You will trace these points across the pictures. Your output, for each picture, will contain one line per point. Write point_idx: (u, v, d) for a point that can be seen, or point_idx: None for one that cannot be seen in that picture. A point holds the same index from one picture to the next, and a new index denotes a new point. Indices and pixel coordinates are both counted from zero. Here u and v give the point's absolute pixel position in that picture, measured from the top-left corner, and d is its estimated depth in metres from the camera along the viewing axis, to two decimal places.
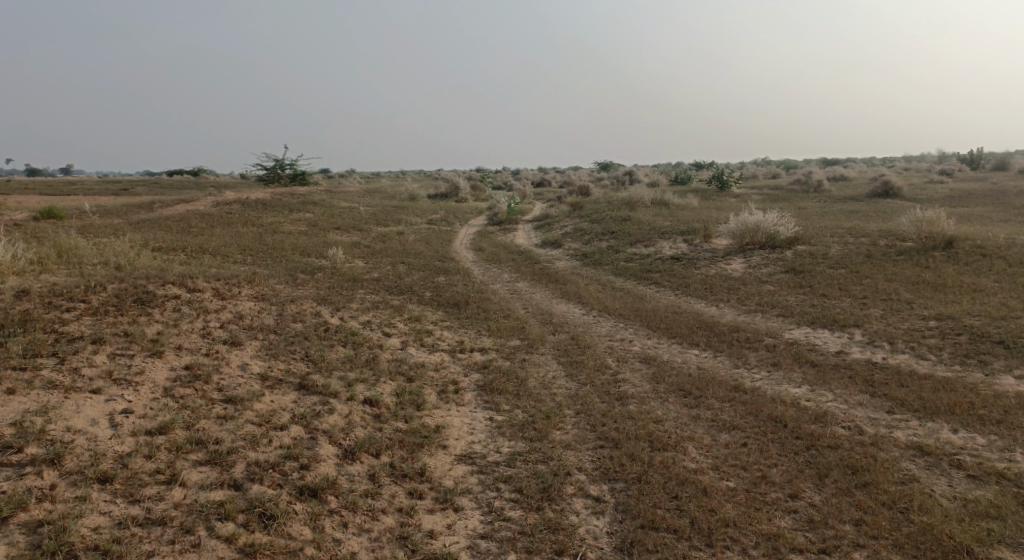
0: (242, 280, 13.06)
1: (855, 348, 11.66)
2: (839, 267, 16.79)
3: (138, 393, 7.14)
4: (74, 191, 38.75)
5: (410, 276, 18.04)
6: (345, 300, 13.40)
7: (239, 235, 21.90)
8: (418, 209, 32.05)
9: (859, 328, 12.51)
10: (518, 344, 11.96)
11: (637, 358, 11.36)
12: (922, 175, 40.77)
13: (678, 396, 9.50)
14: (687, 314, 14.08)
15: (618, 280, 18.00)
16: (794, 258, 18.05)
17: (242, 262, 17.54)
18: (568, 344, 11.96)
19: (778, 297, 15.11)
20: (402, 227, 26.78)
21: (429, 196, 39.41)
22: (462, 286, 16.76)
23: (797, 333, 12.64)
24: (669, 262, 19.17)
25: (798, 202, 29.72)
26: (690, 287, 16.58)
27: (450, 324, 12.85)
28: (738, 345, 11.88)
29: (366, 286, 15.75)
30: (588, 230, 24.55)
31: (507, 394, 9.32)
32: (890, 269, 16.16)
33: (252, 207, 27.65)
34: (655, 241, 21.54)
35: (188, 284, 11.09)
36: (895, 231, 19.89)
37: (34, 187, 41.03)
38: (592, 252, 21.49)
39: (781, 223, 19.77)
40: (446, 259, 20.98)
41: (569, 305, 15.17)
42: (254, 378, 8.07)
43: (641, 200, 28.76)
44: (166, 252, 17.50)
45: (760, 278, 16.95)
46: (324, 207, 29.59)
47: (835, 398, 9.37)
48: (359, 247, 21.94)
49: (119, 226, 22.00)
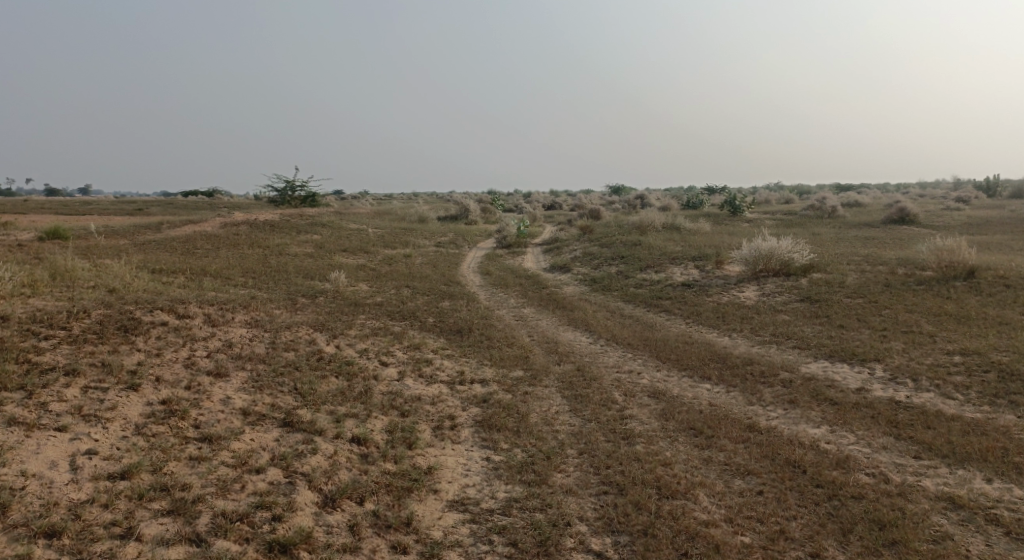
0: (238, 304, 12.63)
1: (876, 385, 11.07)
2: (857, 297, 16.20)
3: (106, 432, 6.72)
4: (85, 210, 38.77)
5: (413, 301, 17.57)
6: (343, 325, 12.93)
7: (243, 256, 21.58)
8: (427, 231, 31.68)
9: (880, 363, 11.91)
10: (521, 375, 11.43)
11: (646, 391, 10.81)
12: (939, 201, 40.10)
13: (688, 435, 8.93)
14: (699, 344, 13.53)
15: (627, 307, 17.47)
16: (809, 286, 17.46)
17: (243, 284, 17.16)
18: (573, 376, 11.42)
19: (793, 327, 14.54)
20: (409, 249, 26.39)
21: (438, 217, 39.08)
22: (467, 311, 16.30)
23: (814, 367, 12.05)
24: (680, 289, 18.64)
25: (812, 227, 29.16)
26: (702, 315, 16.03)
27: (451, 352, 12.34)
28: (752, 380, 11.30)
29: (367, 311, 15.30)
30: (597, 254, 24.07)
31: (506, 431, 8.78)
32: (911, 299, 15.56)
33: (259, 227, 27.40)
34: (666, 266, 21.02)
35: (178, 309, 10.68)
36: (913, 259, 19.28)
37: (46, 206, 41.18)
38: (601, 277, 20.99)
39: (796, 250, 19.21)
40: (452, 283, 20.53)
41: (576, 333, 14.64)
42: (236, 413, 7.61)
43: (652, 224, 28.26)
44: (166, 274, 17.15)
45: (774, 306, 16.37)
46: (332, 228, 29.29)
47: (858, 441, 8.78)
48: (364, 269, 21.55)
49: (123, 246, 21.73)
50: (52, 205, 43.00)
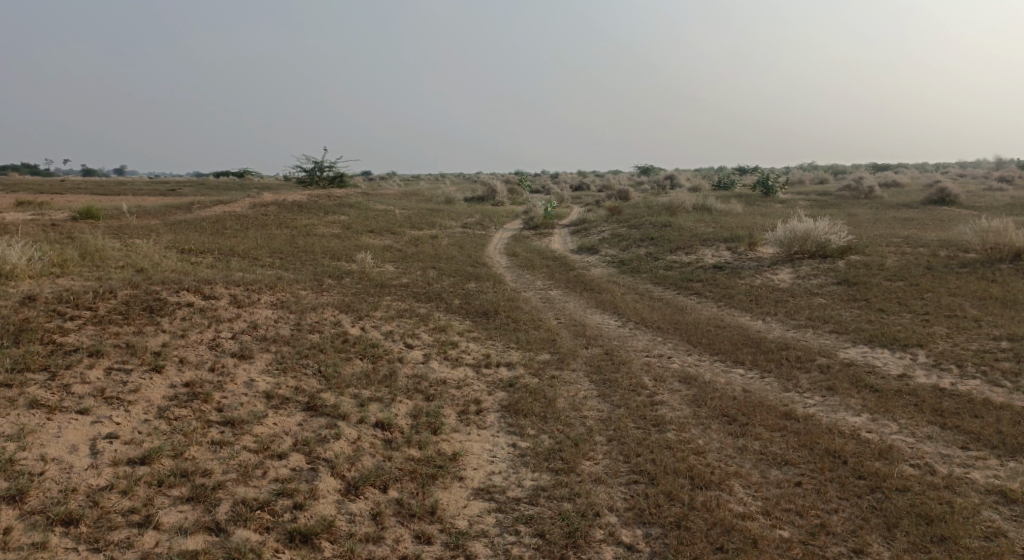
0: (264, 285, 12.52)
1: (918, 372, 10.67)
2: (896, 279, 15.69)
3: (128, 415, 6.64)
4: (118, 192, 39.12)
5: (440, 282, 17.40)
6: (368, 307, 12.79)
7: (271, 237, 21.57)
8: (454, 212, 31.47)
9: (922, 348, 11.50)
10: (549, 358, 11.21)
11: (677, 376, 10.53)
12: (979, 182, 38.95)
13: (722, 422, 8.66)
14: (732, 328, 13.17)
15: (657, 290, 17.13)
16: (846, 268, 16.97)
17: (270, 265, 17.10)
18: (602, 360, 11.17)
19: (830, 311, 14.11)
20: (437, 230, 26.21)
21: (466, 198, 38.83)
22: (494, 293, 16.08)
23: (852, 352, 11.66)
24: (712, 271, 18.24)
25: (848, 208, 28.44)
26: (734, 298, 15.65)
27: (478, 335, 12.14)
28: (787, 365, 10.95)
29: (394, 292, 15.16)
30: (626, 236, 23.68)
31: (534, 417, 8.57)
32: (953, 282, 15.04)
33: (287, 208, 27.39)
34: (697, 248, 20.59)
35: (203, 289, 10.60)
36: (955, 241, 18.66)
37: (81, 187, 41.66)
38: (630, 258, 20.64)
39: (833, 232, 18.68)
40: (479, 264, 20.31)
41: (605, 315, 14.36)
42: (259, 396, 7.48)
43: (683, 205, 27.76)
44: (194, 254, 17.15)
45: (809, 289, 15.92)
46: (360, 209, 29.20)
47: (900, 430, 8.45)
48: (391, 250, 21.42)
49: (154, 226, 21.84)
50: (86, 186, 43.52)
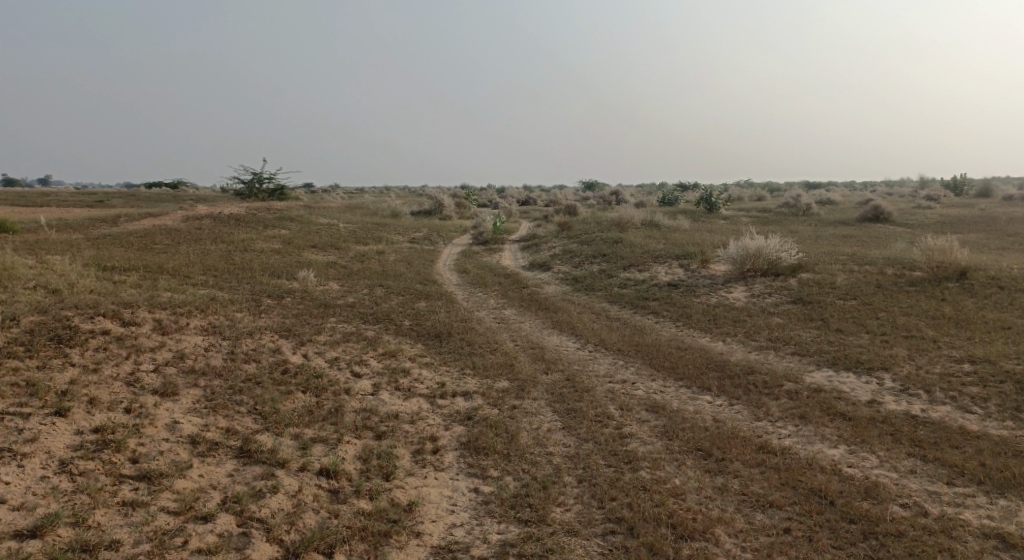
0: (194, 308, 11.49)
1: (887, 398, 10.27)
2: (850, 298, 15.47)
3: (22, 472, 5.66)
4: (47, 204, 37.11)
5: (387, 301, 16.50)
6: (311, 330, 11.85)
7: (206, 253, 20.35)
8: (400, 226, 30.52)
9: (887, 371, 11.13)
10: (507, 386, 10.46)
11: (644, 405, 9.91)
12: (908, 200, 39.80)
13: (697, 458, 8.04)
14: (694, 350, 12.66)
15: (612, 309, 16.58)
16: (800, 286, 16.71)
17: (203, 284, 15.98)
18: (563, 387, 10.48)
19: (790, 331, 13.73)
20: (382, 245, 25.25)
21: (411, 212, 37.87)
22: (444, 313, 15.26)
23: (818, 376, 11.24)
24: (666, 289, 17.81)
25: (790, 225, 28.58)
26: (692, 317, 15.20)
27: (429, 361, 11.32)
28: (756, 392, 10.43)
29: (338, 313, 14.23)
30: (577, 252, 23.20)
31: (495, 455, 7.82)
32: (905, 301, 14.87)
33: (225, 222, 26.11)
34: (650, 265, 20.18)
35: (125, 314, 9.58)
36: (901, 258, 18.66)
37: (6, 198, 39.51)
38: (582, 275, 20.12)
39: (784, 248, 18.43)
40: (428, 282, 19.47)
41: (561, 336, 13.71)
42: (183, 442, 6.55)
43: (631, 221, 27.41)
44: (120, 273, 15.94)
45: (766, 309, 15.55)
46: (301, 223, 28.04)
47: (881, 464, 7.96)
48: (334, 267, 20.43)
49: (75, 242, 20.37)
50: (11, 196, 41.09)
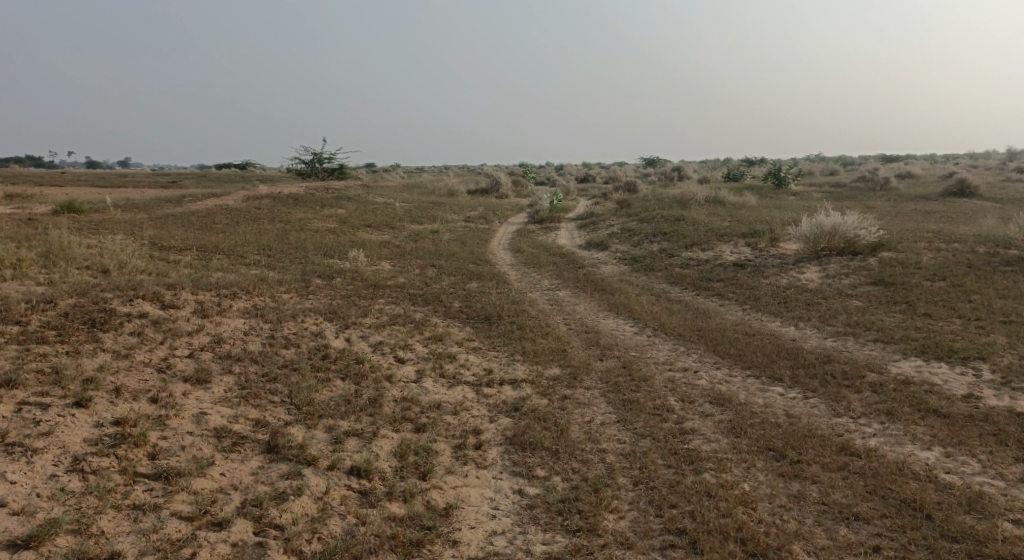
0: (240, 289, 11.14)
1: (986, 393, 9.24)
2: (936, 279, 14.23)
3: (31, 469, 5.34)
4: (118, 184, 37.99)
5: (439, 282, 16.00)
6: (357, 312, 11.41)
7: (262, 233, 20.23)
8: (456, 205, 30.05)
9: (985, 362, 10.05)
10: (559, 374, 9.81)
11: (707, 397, 9.16)
12: (994, 173, 37.25)
13: (768, 460, 7.30)
14: (764, 335, 11.75)
15: (674, 290, 15.70)
16: (880, 266, 15.50)
17: (255, 264, 15.74)
18: (620, 376, 9.77)
19: (869, 316, 12.66)
20: (438, 224, 24.80)
21: (468, 191, 37.34)
22: (497, 295, 14.66)
23: (903, 366, 10.24)
24: (732, 269, 16.81)
25: (865, 201, 26.92)
26: (761, 300, 14.23)
27: (478, 346, 10.76)
28: (833, 384, 9.52)
29: (388, 294, 13.77)
30: (637, 230, 22.29)
31: (544, 453, 7.22)
32: (1001, 283, 13.58)
33: (283, 201, 26.06)
34: (715, 244, 19.14)
35: (165, 296, 9.24)
36: (994, 235, 17.17)
37: (82, 179, 40.60)
38: (642, 255, 19.25)
39: (862, 225, 17.14)
40: (482, 262, 18.91)
41: (619, 320, 12.95)
42: (208, 436, 6.13)
43: (694, 197, 26.24)
44: (175, 252, 15.84)
45: (842, 290, 14.45)
46: (358, 202, 27.83)
47: (984, 470, 7.20)
48: (388, 247, 20.07)
49: (137, 221, 20.51)
50: (88, 178, 42.27)
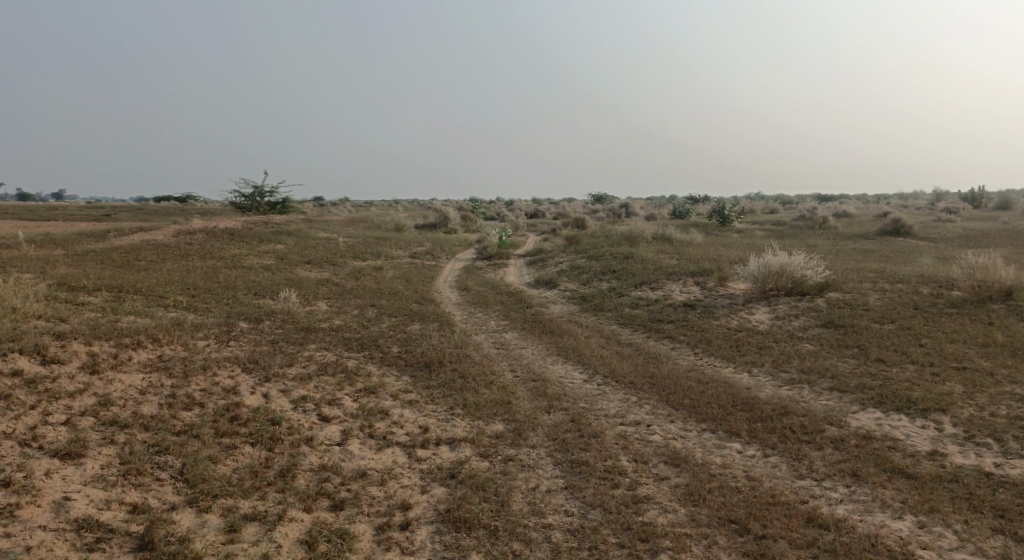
0: (145, 336, 10.00)
1: (951, 449, 8.69)
2: (886, 322, 13.86)
3: None
4: (48, 217, 36.03)
5: (378, 324, 15.01)
6: (281, 361, 10.35)
7: (190, 270, 18.98)
8: (401, 240, 29.11)
9: (946, 414, 9.52)
10: (502, 431, 8.92)
11: (662, 456, 8.40)
12: (926, 213, 37.96)
13: (730, 535, 6.62)
14: (718, 383, 11.10)
15: (623, 332, 15.04)
16: (829, 308, 15.11)
17: (176, 306, 14.55)
18: (567, 432, 8.94)
19: (823, 361, 12.14)
20: (380, 261, 23.80)
21: (415, 226, 36.44)
22: (439, 338, 13.74)
23: (864, 419, 9.65)
24: (682, 310, 16.26)
25: (808, 239, 26.89)
26: (713, 343, 13.63)
27: (414, 399, 9.80)
28: (793, 439, 8.86)
29: (319, 338, 12.73)
30: (585, 268, 21.70)
31: (481, 535, 6.46)
32: (950, 326, 13.25)
33: (217, 236, 24.78)
34: (663, 283, 18.63)
35: (48, 349, 8.11)
36: (936, 276, 17.02)
37: (10, 212, 38.39)
38: (591, 294, 18.61)
39: (809, 265, 16.80)
40: (424, 301, 18.00)
41: (566, 365, 12.16)
42: (65, 530, 5.77)
43: (642, 234, 25.85)
44: (88, 293, 14.58)
45: (793, 333, 13.95)
46: (298, 237, 26.72)
47: (961, 545, 6.61)
48: (325, 285, 19.02)
49: (53, 258, 19.04)
50: (16, 210, 40.02)
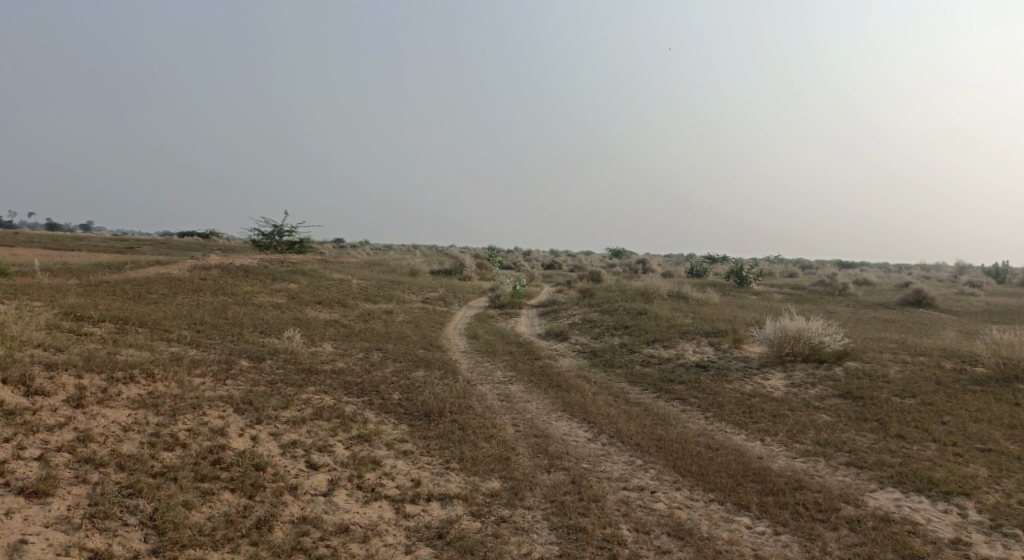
0: (139, 370, 9.70)
1: (975, 538, 8.15)
2: (906, 396, 13.31)
3: None
4: (71, 246, 36.35)
5: (381, 369, 14.66)
6: (276, 402, 9.99)
7: (199, 304, 18.82)
8: (415, 285, 28.94)
9: (971, 499, 8.96)
10: (497, 489, 8.47)
11: (665, 526, 7.92)
12: (949, 285, 37.31)
13: None
14: (729, 450, 10.58)
15: (632, 391, 14.57)
16: (847, 378, 14.59)
17: (178, 340, 14.31)
18: (567, 494, 8.47)
19: (840, 434, 11.60)
20: (392, 305, 23.55)
21: (431, 271, 36.27)
22: (441, 386, 13.34)
23: (882, 499, 9.10)
24: (694, 371, 15.79)
25: (827, 305, 26.38)
26: (725, 408, 13.13)
27: (409, 449, 9.39)
28: (806, 517, 8.35)
29: (319, 380, 12.38)
30: (598, 322, 21.30)
31: None
32: (974, 403, 12.69)
33: (231, 272, 24.71)
34: (677, 342, 18.18)
35: (34, 379, 7.82)
36: (959, 350, 16.47)
37: (35, 240, 38.83)
38: (602, 349, 18.19)
39: (827, 332, 16.31)
40: (432, 347, 17.66)
41: (571, 422, 11.69)
42: None
43: (658, 291, 25.46)
44: (93, 324, 14.41)
45: (810, 402, 13.42)
46: (312, 277, 26.61)
47: None
48: (333, 326, 18.75)
49: (65, 287, 18.97)
50: (40, 238, 40.46)
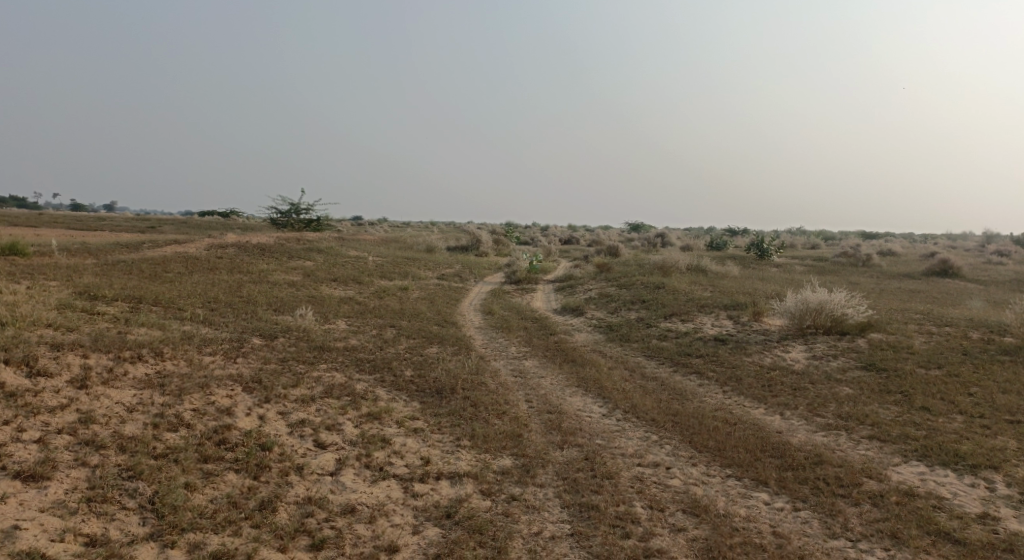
0: (147, 348, 9.60)
1: (1004, 513, 7.86)
2: (932, 367, 12.95)
3: None
4: (91, 227, 36.56)
5: (395, 346, 14.52)
6: (286, 380, 9.86)
7: (214, 283, 18.79)
8: (431, 261, 28.78)
9: (999, 473, 8.66)
10: (509, 467, 8.29)
11: (680, 503, 7.72)
12: (976, 255, 36.56)
13: None
14: (747, 424, 10.33)
15: (649, 365, 14.33)
16: (870, 349, 14.23)
17: (191, 319, 14.25)
18: (579, 471, 8.28)
19: (863, 406, 11.29)
20: (407, 282, 23.43)
21: (448, 247, 36.09)
22: (455, 363, 13.17)
23: (906, 473, 8.83)
24: (713, 344, 15.50)
25: (850, 277, 25.89)
26: (744, 381, 12.86)
27: (419, 426, 9.23)
28: (827, 492, 8.11)
29: (330, 358, 12.25)
30: (615, 296, 21.04)
31: None
32: (1002, 374, 12.31)
33: (247, 250, 24.68)
34: (695, 315, 17.88)
35: (38, 360, 7.74)
36: (987, 320, 16.03)
37: (58, 220, 39.17)
38: (619, 323, 17.95)
39: (850, 303, 15.92)
40: (446, 323, 17.51)
41: (586, 398, 11.48)
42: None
43: (677, 265, 25.11)
44: (106, 303, 14.38)
45: (831, 375, 13.10)
46: (328, 254, 26.54)
47: None
48: (348, 303, 18.66)
49: (81, 267, 19.00)
50: (62, 219, 40.79)
